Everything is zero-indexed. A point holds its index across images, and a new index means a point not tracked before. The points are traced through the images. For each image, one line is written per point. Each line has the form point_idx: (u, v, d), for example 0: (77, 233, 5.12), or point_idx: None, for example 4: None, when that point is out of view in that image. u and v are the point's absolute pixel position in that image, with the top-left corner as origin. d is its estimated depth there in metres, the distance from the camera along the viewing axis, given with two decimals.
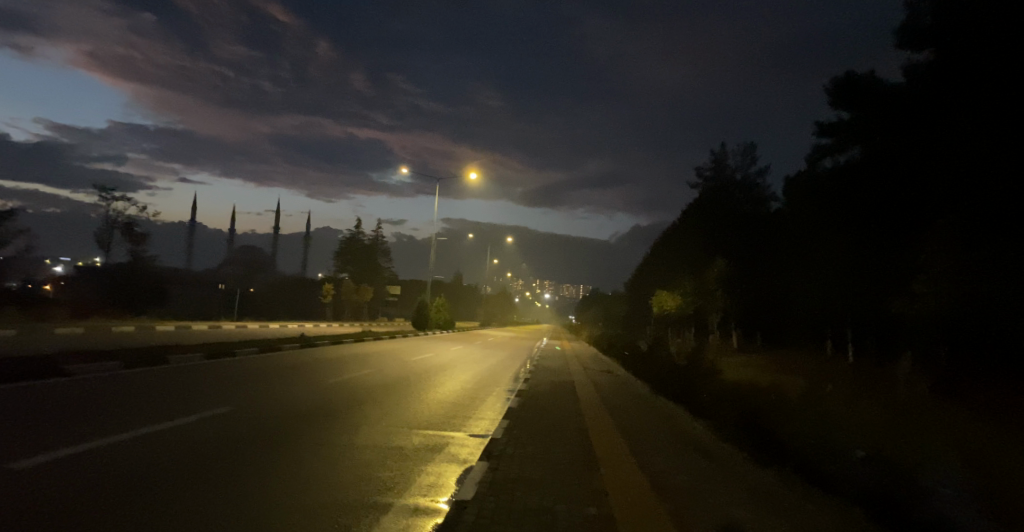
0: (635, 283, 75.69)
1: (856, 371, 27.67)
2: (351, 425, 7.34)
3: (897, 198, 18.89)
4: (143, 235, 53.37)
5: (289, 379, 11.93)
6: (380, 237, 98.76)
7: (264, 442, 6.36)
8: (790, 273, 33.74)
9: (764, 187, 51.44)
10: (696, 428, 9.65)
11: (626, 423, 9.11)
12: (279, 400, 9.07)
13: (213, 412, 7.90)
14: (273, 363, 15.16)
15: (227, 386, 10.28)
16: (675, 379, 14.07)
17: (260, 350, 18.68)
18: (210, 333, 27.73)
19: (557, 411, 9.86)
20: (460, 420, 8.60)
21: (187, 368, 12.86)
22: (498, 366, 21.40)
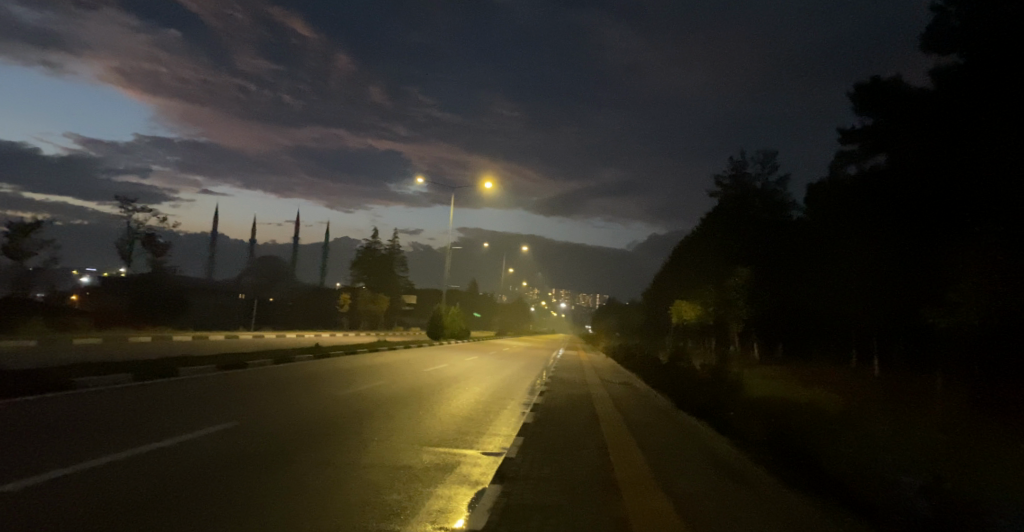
0: (653, 292, 75.09)
1: (884, 384, 26.98)
2: (358, 443, 7.16)
3: (926, 205, 18.41)
4: (163, 246, 54.10)
5: (300, 393, 11.80)
6: (397, 246, 99.19)
7: (269, 461, 6.20)
8: (813, 283, 33.13)
9: (784, 195, 50.80)
10: (723, 447, 9.28)
11: (649, 441, 8.79)
12: (288, 414, 8.94)
13: (220, 428, 7.78)
14: (285, 375, 15.03)
15: (236, 400, 10.18)
16: (697, 394, 13.72)
17: (274, 361, 18.64)
18: (225, 343, 27.83)
19: (574, 428, 9.59)
20: (473, 437, 8.38)
21: (196, 381, 12.81)
22: (515, 379, 21.13)
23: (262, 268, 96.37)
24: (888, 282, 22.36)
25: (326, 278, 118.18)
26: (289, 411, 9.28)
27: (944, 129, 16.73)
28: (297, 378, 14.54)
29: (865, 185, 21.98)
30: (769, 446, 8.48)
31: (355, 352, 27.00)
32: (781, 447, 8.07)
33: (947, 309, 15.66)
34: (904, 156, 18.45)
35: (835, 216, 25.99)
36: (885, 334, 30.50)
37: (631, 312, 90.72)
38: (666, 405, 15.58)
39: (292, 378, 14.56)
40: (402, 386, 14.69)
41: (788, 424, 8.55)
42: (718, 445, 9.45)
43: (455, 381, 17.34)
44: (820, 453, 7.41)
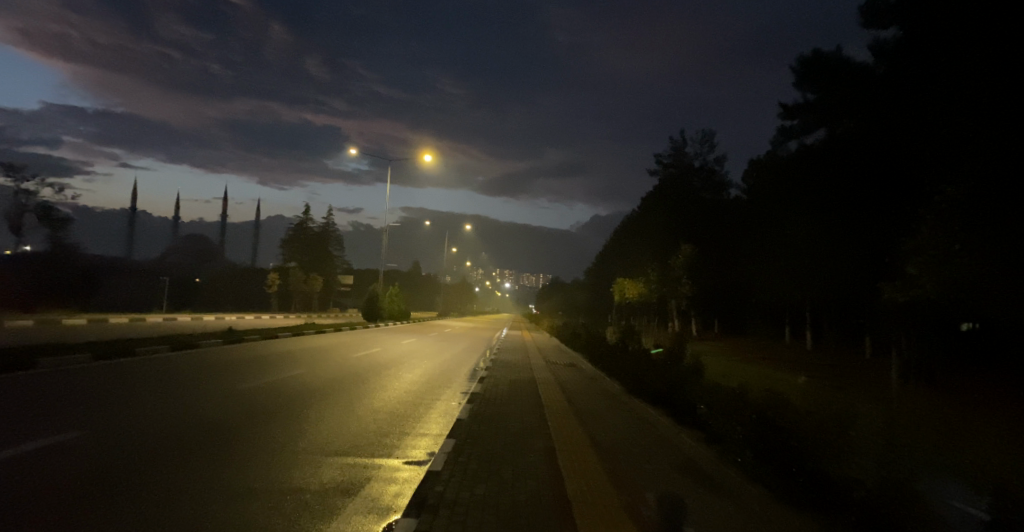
0: (596, 271, 75.64)
1: (830, 362, 27.42)
2: (243, 456, 6.06)
3: (875, 183, 18.44)
4: (66, 220, 50.12)
5: (190, 388, 10.46)
6: (332, 224, 95.98)
7: (111, 482, 5.04)
8: (754, 260, 33.57)
9: (723, 173, 51.40)
10: (690, 444, 8.66)
11: (608, 439, 8.06)
12: (169, 418, 7.73)
13: (71, 436, 6.48)
14: (182, 366, 13.55)
15: (104, 400, 8.75)
16: (654, 378, 13.20)
17: (172, 350, 16.93)
18: (126, 328, 25.53)
19: (517, 425, 8.81)
20: (394, 439, 7.43)
21: (64, 375, 11.22)
22: (454, 362, 20.20)
23: (187, 247, 91.66)
24: (833, 260, 22.77)
25: (258, 256, 113.47)
26: (172, 413, 8.06)
27: (889, 105, 16.81)
28: (196, 370, 13.10)
29: (808, 161, 22.12)
30: (745, 439, 7.87)
31: (276, 336, 25.47)
32: (759, 444, 7.45)
33: (899, 288, 15.80)
34: (847, 131, 18.55)
35: (778, 192, 26.20)
36: (825, 310, 31.27)
37: (574, 291, 91.04)
38: (620, 389, 15.06)
39: (192, 369, 13.15)
40: (323, 376, 13.56)
41: (765, 415, 7.95)
42: (686, 441, 8.84)
43: (387, 368, 16.35)
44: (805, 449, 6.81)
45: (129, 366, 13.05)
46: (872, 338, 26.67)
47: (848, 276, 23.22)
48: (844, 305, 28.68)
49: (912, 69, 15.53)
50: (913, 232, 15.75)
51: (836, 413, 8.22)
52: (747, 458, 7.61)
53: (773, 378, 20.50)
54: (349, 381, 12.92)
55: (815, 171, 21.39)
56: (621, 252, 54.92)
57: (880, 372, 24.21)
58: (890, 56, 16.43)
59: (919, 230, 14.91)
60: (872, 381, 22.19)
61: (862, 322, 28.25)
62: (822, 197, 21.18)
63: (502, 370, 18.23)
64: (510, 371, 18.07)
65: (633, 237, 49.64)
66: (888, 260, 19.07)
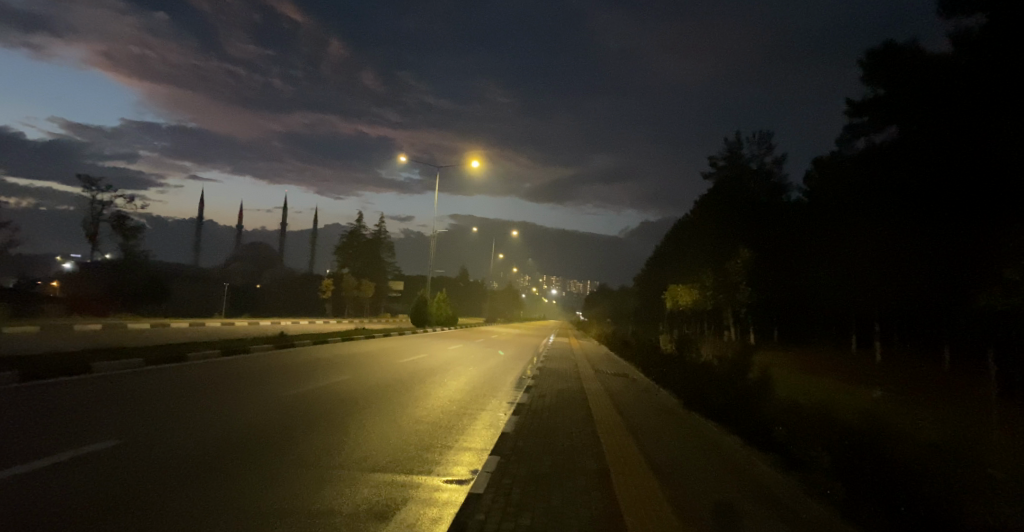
0: (646, 278, 74.61)
1: (903, 375, 25.95)
2: (275, 471, 5.96)
3: (954, 184, 17.27)
4: (135, 229, 52.65)
5: (235, 396, 10.57)
6: (384, 231, 97.78)
7: (148, 496, 5.02)
8: (817, 266, 32.18)
9: (780, 176, 49.82)
10: (759, 467, 8.09)
11: (662, 459, 7.68)
12: (209, 428, 7.79)
13: (114, 447, 6.53)
14: (229, 373, 13.80)
15: (151, 408, 8.88)
16: (715, 392, 12.64)
17: (221, 355, 17.30)
18: (181, 332, 26.36)
19: (565, 441, 8.49)
20: (435, 454, 7.24)
21: (115, 380, 11.55)
22: (502, 370, 20.05)
23: (246, 254, 94.99)
24: (906, 265, 21.58)
25: (313, 262, 116.63)
26: (213, 423, 8.12)
27: (970, 100, 15.77)
28: (244, 376, 13.31)
29: (878, 160, 21.07)
30: (823, 465, 7.26)
31: (324, 341, 25.91)
32: (841, 472, 6.83)
33: (994, 296, 14.67)
34: (923, 129, 17.55)
35: (844, 194, 25.08)
36: (897, 318, 29.69)
37: (624, 298, 89.89)
38: (676, 401, 14.55)
39: (239, 375, 13.35)
40: (367, 383, 13.56)
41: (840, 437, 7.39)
42: (756, 463, 8.29)
43: (432, 375, 16.29)
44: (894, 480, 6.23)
45: (178, 372, 13.35)
46: (952, 348, 25.08)
47: (926, 284, 21.89)
48: (917, 313, 27.15)
49: (997, 60, 14.54)
50: (1007, 235, 14.60)
51: (919, 436, 7.57)
52: (828, 488, 7.00)
53: (844, 391, 19.43)
54: (394, 389, 12.87)
55: (887, 171, 20.33)
56: (673, 259, 53.82)
57: (961, 386, 22.75)
58: (970, 47, 15.46)
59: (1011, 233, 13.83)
60: (954, 396, 20.82)
61: (938, 331, 26.66)
62: (894, 198, 20.06)
63: (551, 379, 17.94)
64: (558, 380, 17.78)
65: (686, 243, 48.57)
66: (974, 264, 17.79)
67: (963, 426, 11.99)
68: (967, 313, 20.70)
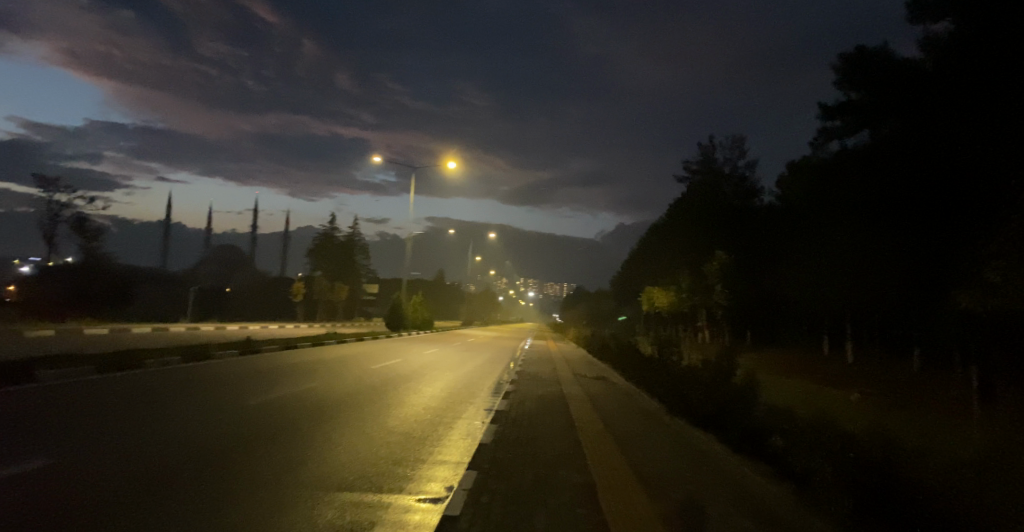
0: (622, 280, 75.04)
1: (879, 376, 26.25)
2: (231, 492, 5.56)
3: (925, 189, 17.49)
4: (98, 231, 51.23)
5: (197, 406, 10.14)
6: (358, 234, 96.75)
7: (91, 520, 4.64)
8: (791, 269, 32.49)
9: (753, 179, 50.32)
10: (751, 477, 7.88)
11: (647, 470, 7.44)
12: (164, 442, 7.35)
13: (58, 463, 6.13)
14: (193, 381, 13.28)
15: (105, 421, 8.43)
16: (702, 398, 12.51)
17: (185, 362, 16.74)
18: (145, 337, 25.59)
19: (547, 451, 8.22)
20: (408, 469, 6.89)
21: (67, 390, 10.98)
22: (480, 375, 19.70)
23: (217, 258, 93.49)
24: (880, 267, 21.81)
25: (285, 265, 114.94)
26: (170, 437, 7.69)
27: (939, 103, 16.03)
28: (208, 385, 12.82)
29: (851, 162, 21.36)
30: (825, 479, 7.04)
31: (294, 346, 25.30)
32: (841, 482, 6.63)
33: (973, 299, 14.80)
34: (896, 133, 17.81)
35: (818, 196, 25.39)
36: (869, 318, 30.11)
37: (600, 300, 90.14)
38: (658, 407, 14.42)
39: (204, 384, 12.87)
40: (339, 390, 13.16)
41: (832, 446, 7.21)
42: (748, 473, 8.07)
43: (406, 381, 15.91)
44: (889, 494, 6.02)
45: (138, 380, 12.82)
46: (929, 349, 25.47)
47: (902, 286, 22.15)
48: (890, 315, 27.50)
49: (967, 66, 14.80)
50: (983, 238, 14.74)
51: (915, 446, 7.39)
52: (820, 500, 6.83)
53: (824, 394, 19.54)
54: (368, 396, 12.51)
55: (860, 173, 20.62)
56: (649, 261, 54.09)
57: (936, 386, 23.08)
58: (939, 52, 15.72)
59: (988, 235, 13.93)
60: (932, 396, 21.03)
61: (912, 332, 27.00)
62: (867, 201, 20.35)
63: (529, 385, 17.69)
64: (537, 385, 17.57)
65: (662, 245, 48.83)
66: (949, 267, 18.03)
67: (945, 433, 11.99)
68: (944, 315, 20.95)
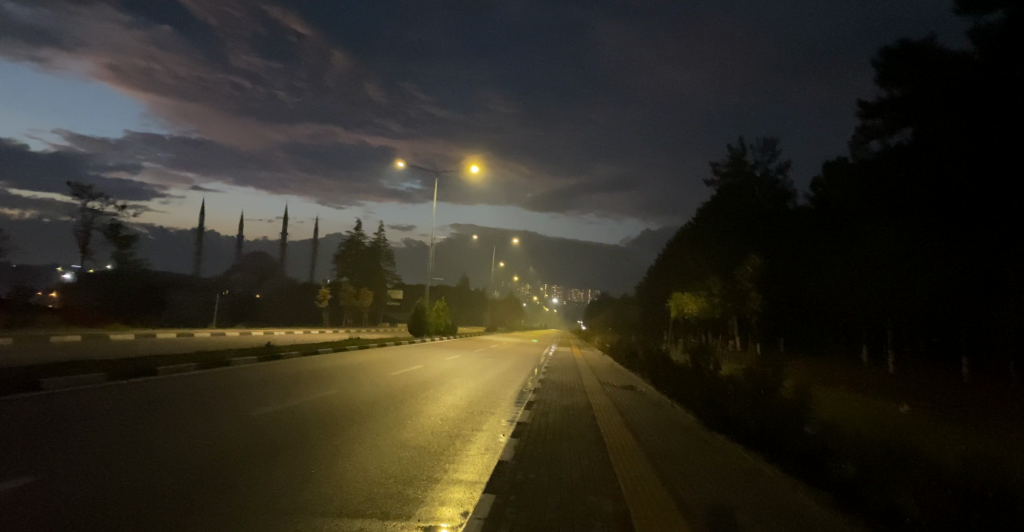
0: (649, 287, 74.11)
1: (926, 386, 25.12)
2: (226, 515, 5.26)
3: (973, 191, 16.70)
4: (129, 237, 52.07)
5: (204, 417, 9.96)
6: (384, 240, 97.46)
7: None
8: (828, 275, 31.51)
9: (786, 182, 49.24)
10: (801, 499, 7.28)
11: (679, 494, 6.97)
12: (163, 457, 7.12)
13: (49, 478, 5.92)
14: (208, 390, 13.15)
15: (109, 433, 8.27)
16: (743, 413, 11.91)
17: (201, 369, 16.70)
18: (165, 342, 25.76)
19: (571, 472, 7.79)
20: (418, 490, 6.52)
21: (77, 400, 10.88)
22: (506, 383, 19.35)
23: (248, 265, 94.95)
24: (926, 273, 20.90)
25: (313, 272, 116.30)
26: (172, 452, 7.46)
27: (987, 98, 15.42)
28: (222, 394, 12.66)
29: (891, 163, 20.64)
30: (911, 521, 6.33)
31: (315, 352, 25.24)
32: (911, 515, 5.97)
33: None
34: (939, 131, 17.14)
35: (857, 199, 24.52)
36: (914, 325, 28.95)
37: (625, 307, 89.19)
38: (691, 421, 13.86)
39: (219, 393, 12.78)
40: (356, 400, 12.90)
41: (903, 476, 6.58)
42: (799, 495, 7.48)
43: (426, 389, 15.62)
44: None
45: (151, 389, 12.76)
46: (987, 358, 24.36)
47: (950, 292, 21.19)
48: (932, 321, 26.51)
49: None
50: None
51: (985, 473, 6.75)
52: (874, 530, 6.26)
53: (873, 407, 18.67)
54: (385, 407, 12.20)
55: (900, 174, 19.90)
56: (678, 268, 53.27)
57: (991, 398, 21.96)
58: (992, 45, 15.11)
59: None
60: (986, 408, 19.94)
61: (966, 341, 25.76)
62: (909, 202, 19.52)
63: (554, 395, 17.23)
64: (562, 395, 17.13)
65: (691, 251, 47.95)
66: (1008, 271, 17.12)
67: (1005, 451, 11.34)
68: (1000, 324, 19.95)
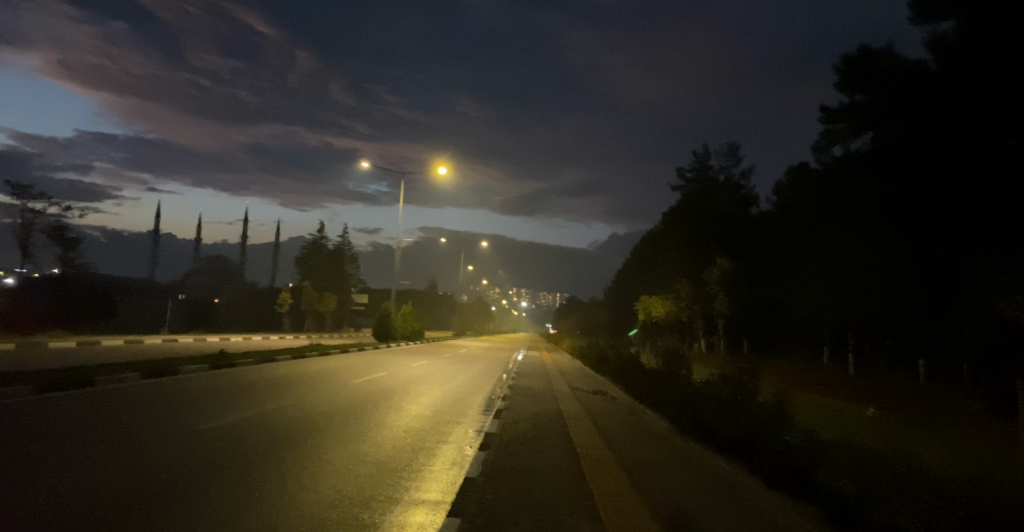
0: (616, 290, 74.50)
1: (888, 388, 25.61)
2: None
3: (931, 196, 17.02)
4: (76, 240, 50.11)
5: (151, 432, 9.42)
6: (348, 244, 95.87)
7: None
8: (791, 278, 32.02)
9: (749, 187, 49.94)
10: (776, 511, 7.11)
11: (654, 510, 6.69)
12: (97, 481, 6.57)
13: None
14: (154, 402, 12.45)
15: (44, 454, 7.72)
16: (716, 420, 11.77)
17: (144, 380, 15.96)
18: (115, 350, 24.73)
19: (541, 488, 7.49)
20: (376, 513, 6.11)
21: (8, 417, 10.15)
22: (474, 390, 18.93)
23: (207, 268, 92.57)
24: (886, 277, 21.28)
25: (274, 276, 113.99)
26: (105, 476, 6.87)
27: (944, 106, 15.71)
28: (174, 406, 12.06)
29: (852, 168, 21.00)
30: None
31: (274, 360, 24.46)
32: None
33: None
34: (898, 136, 17.45)
35: (820, 204, 24.88)
36: (874, 328, 29.53)
37: (592, 311, 89.51)
38: (664, 428, 13.70)
39: (169, 405, 12.18)
40: (317, 411, 12.39)
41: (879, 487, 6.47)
42: (772, 506, 7.34)
43: (391, 398, 15.19)
44: None
45: (97, 402, 12.10)
46: (945, 360, 24.91)
47: (908, 295, 21.61)
48: (892, 325, 27.06)
49: (984, 65, 14.40)
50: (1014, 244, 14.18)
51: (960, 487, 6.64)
52: None
53: (841, 411, 18.84)
54: (348, 418, 11.75)
55: (861, 179, 20.23)
56: (645, 271, 53.62)
57: (949, 399, 22.43)
58: (949, 53, 15.38)
59: None
60: (946, 411, 20.32)
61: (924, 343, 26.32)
62: (870, 207, 19.86)
63: (525, 402, 16.94)
64: (532, 402, 16.85)
65: (657, 254, 48.34)
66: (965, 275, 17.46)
67: (979, 458, 11.38)
68: (959, 327, 20.39)
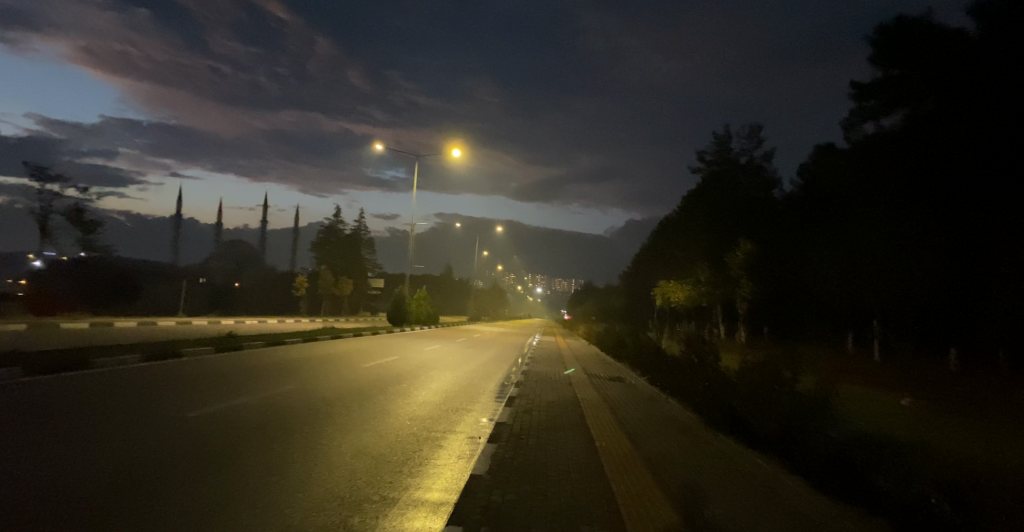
0: (633, 275, 73.90)
1: (921, 377, 24.84)
2: None
3: (968, 176, 16.32)
4: (94, 223, 50.64)
5: (148, 419, 9.29)
6: (365, 228, 96.00)
7: None
8: (817, 261, 31.19)
9: (770, 170, 48.91)
10: (804, 513, 6.67)
11: (672, 512, 6.27)
12: (85, 472, 6.36)
13: None
14: (159, 387, 12.35)
15: (37, 441, 7.56)
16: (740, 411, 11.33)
17: (151, 363, 15.86)
18: (128, 332, 24.91)
19: (552, 487, 7.13)
20: (372, 516, 5.78)
21: (11, 400, 10.07)
22: (485, 376, 18.63)
23: (225, 253, 93.54)
24: (918, 259, 20.48)
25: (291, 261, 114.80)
26: (96, 465, 6.68)
27: (983, 80, 15.02)
28: (179, 392, 11.95)
29: (883, 147, 20.30)
30: None
31: (284, 343, 24.38)
32: None
33: None
34: (934, 113, 16.77)
35: (848, 183, 24.11)
36: (904, 314, 28.68)
37: (609, 296, 89.02)
38: (685, 419, 13.27)
39: (170, 390, 12.03)
40: (324, 398, 12.19)
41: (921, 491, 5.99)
42: (799, 506, 6.91)
43: (401, 384, 14.92)
44: None
45: (102, 387, 12.02)
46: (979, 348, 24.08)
47: (944, 279, 20.83)
48: (924, 310, 26.27)
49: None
50: None
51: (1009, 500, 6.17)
52: None
53: (874, 401, 18.25)
54: (355, 407, 11.46)
55: (893, 159, 19.47)
56: (665, 256, 52.91)
57: (986, 389, 21.60)
58: (990, 24, 14.69)
59: None
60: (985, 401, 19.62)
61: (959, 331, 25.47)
62: (902, 189, 19.12)
63: (539, 389, 16.62)
64: (547, 389, 16.56)
65: (677, 238, 47.56)
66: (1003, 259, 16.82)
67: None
68: (998, 314, 19.59)
